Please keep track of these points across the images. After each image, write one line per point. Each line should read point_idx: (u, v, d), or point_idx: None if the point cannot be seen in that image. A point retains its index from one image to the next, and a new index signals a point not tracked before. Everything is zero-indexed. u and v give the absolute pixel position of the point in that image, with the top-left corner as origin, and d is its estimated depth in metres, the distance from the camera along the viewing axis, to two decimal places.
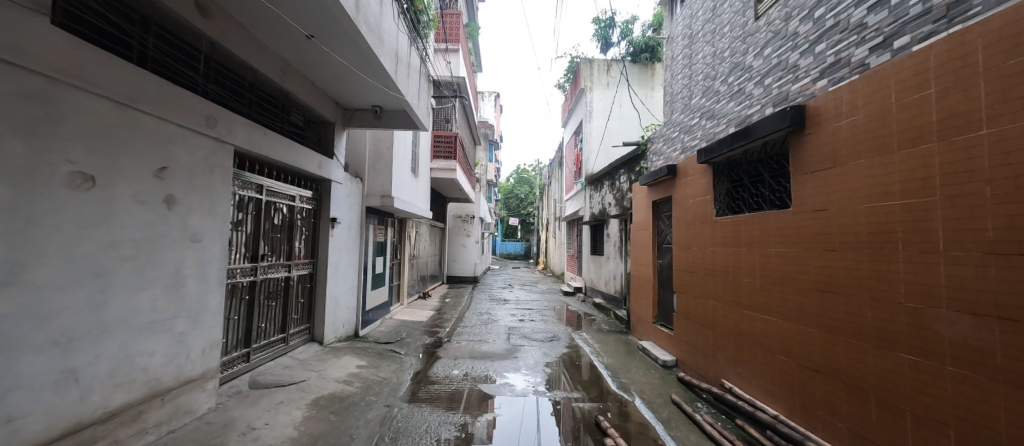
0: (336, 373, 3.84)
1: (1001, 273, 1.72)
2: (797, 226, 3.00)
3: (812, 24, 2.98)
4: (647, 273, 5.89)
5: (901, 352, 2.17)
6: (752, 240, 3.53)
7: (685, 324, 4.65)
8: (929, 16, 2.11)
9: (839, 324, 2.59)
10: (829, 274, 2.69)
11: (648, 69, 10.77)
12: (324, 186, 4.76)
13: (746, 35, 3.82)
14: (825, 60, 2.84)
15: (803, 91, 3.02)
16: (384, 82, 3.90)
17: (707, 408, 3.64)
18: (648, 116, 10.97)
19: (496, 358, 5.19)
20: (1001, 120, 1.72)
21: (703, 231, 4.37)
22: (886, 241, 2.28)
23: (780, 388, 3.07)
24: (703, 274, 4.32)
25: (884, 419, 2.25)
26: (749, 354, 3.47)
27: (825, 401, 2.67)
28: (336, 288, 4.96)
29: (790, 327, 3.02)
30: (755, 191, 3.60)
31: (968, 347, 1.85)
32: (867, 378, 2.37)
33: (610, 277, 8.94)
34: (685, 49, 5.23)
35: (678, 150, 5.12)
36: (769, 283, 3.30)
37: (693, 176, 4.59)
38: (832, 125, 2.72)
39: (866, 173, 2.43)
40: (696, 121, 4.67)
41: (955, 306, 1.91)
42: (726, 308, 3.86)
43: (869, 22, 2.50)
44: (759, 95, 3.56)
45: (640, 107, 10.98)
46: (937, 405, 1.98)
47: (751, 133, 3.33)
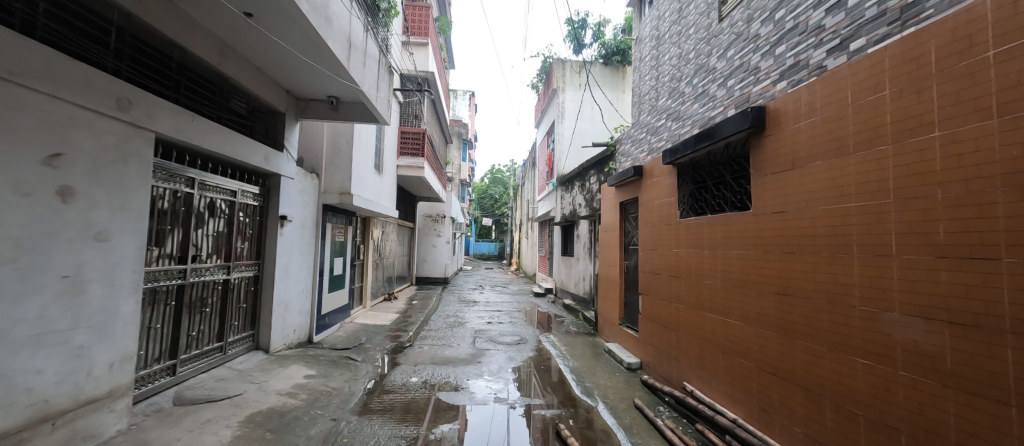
0: (279, 386, 3.55)
1: (952, 277, 1.71)
2: (757, 228, 2.99)
3: (772, 26, 2.99)
4: (614, 274, 5.86)
5: (855, 356, 2.17)
6: (713, 242, 3.52)
7: (650, 326, 4.62)
8: (884, 18, 2.13)
9: (796, 327, 2.59)
10: (787, 276, 2.68)
11: (620, 71, 10.90)
12: (272, 181, 4.44)
13: (710, 36, 3.82)
14: (785, 62, 2.84)
15: (764, 93, 3.02)
16: (334, 70, 3.68)
17: (669, 413, 3.61)
18: (619, 118, 11.13)
19: (459, 363, 5.00)
20: (954, 122, 1.72)
21: (667, 233, 4.36)
22: (842, 243, 2.28)
23: (739, 393, 3.06)
24: (667, 276, 4.30)
25: (838, 424, 2.25)
26: (710, 358, 3.46)
27: (782, 405, 2.66)
28: (286, 291, 4.63)
29: (749, 330, 3.01)
30: (717, 193, 3.59)
31: (919, 352, 1.85)
32: (823, 383, 2.36)
33: (580, 278, 8.94)
34: (652, 50, 5.22)
35: (645, 151, 5.11)
36: (729, 285, 3.28)
37: (659, 176, 4.57)
38: (790, 128, 2.72)
39: (823, 176, 2.43)
40: (662, 122, 4.66)
41: (906, 310, 1.90)
42: (688, 310, 3.84)
43: (826, 23, 2.51)
44: (722, 96, 3.55)
45: (611, 110, 11.11)
46: (889, 410, 1.97)
47: (715, 134, 3.30)
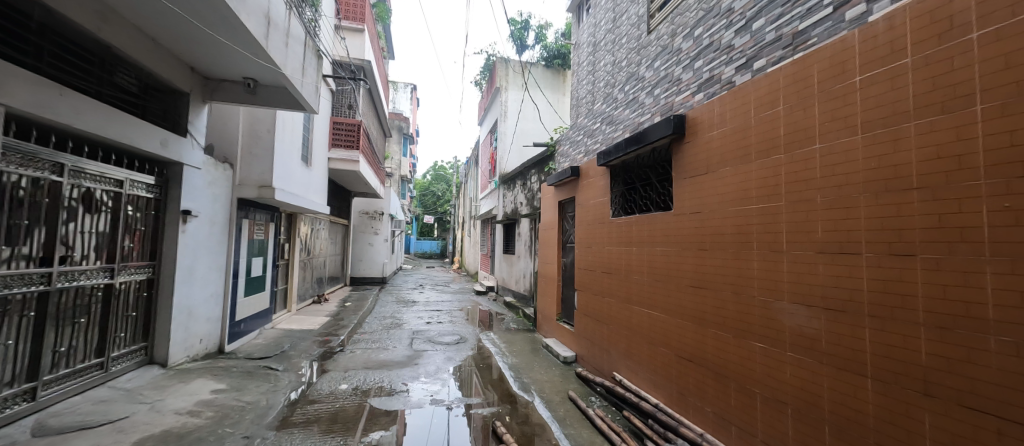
0: (179, 404, 3.12)
1: (828, 270, 2.01)
2: (678, 227, 3.25)
3: (692, 42, 3.27)
4: (552, 271, 6.03)
5: (755, 340, 2.45)
6: (641, 240, 3.77)
7: (585, 320, 4.83)
8: (780, 42, 2.44)
9: (708, 316, 2.86)
10: (702, 271, 2.95)
11: (560, 75, 11.27)
12: (172, 171, 3.88)
13: (640, 47, 4.08)
14: (702, 76, 3.12)
15: (684, 103, 3.29)
16: (252, 50, 3.34)
17: (600, 402, 3.81)
18: (558, 120, 11.52)
19: (394, 366, 4.80)
20: (830, 137, 2.02)
21: (601, 230, 4.58)
22: (745, 241, 2.56)
23: (661, 379, 3.31)
24: (600, 272, 4.52)
25: (740, 402, 2.53)
26: (636, 348, 3.70)
27: (696, 387, 2.93)
28: (190, 296, 4.07)
29: (669, 321, 3.28)
30: (645, 194, 3.84)
31: (802, 335, 2.15)
32: (728, 365, 2.64)
33: (520, 276, 9.11)
34: (589, 55, 5.44)
35: (581, 153, 5.32)
36: (654, 280, 3.53)
37: (594, 177, 4.78)
38: (705, 135, 2.99)
39: (731, 180, 2.71)
40: (597, 125, 4.88)
41: (794, 298, 2.20)
42: (619, 304, 4.08)
43: (735, 43, 2.80)
44: (650, 104, 3.80)
45: (551, 111, 11.47)
46: (779, 387, 2.27)
47: (644, 139, 3.53)
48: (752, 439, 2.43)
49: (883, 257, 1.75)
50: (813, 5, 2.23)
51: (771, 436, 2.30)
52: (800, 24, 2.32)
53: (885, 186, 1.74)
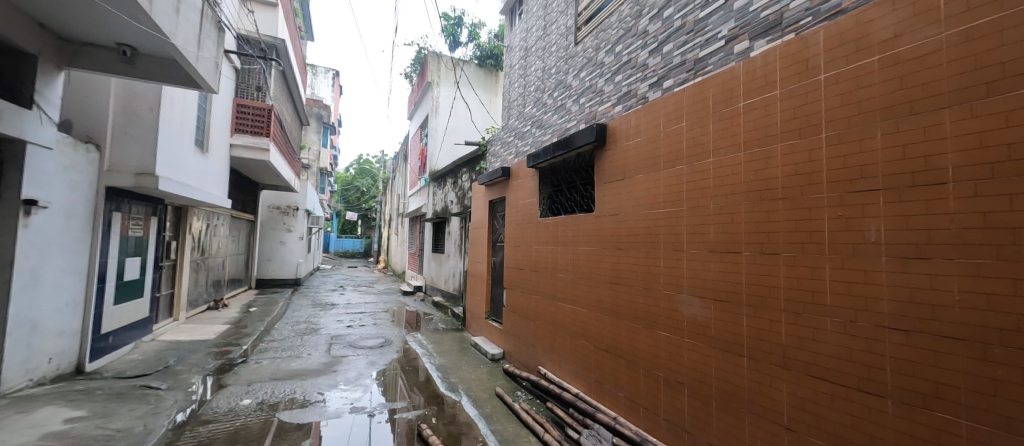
0: (16, 440, 2.49)
1: (718, 266, 2.37)
2: (598, 227, 3.50)
3: (613, 57, 3.53)
4: (482, 270, 6.07)
5: (660, 330, 2.77)
6: (566, 239, 3.97)
7: (513, 317, 4.95)
8: (684, 66, 2.78)
9: (622, 310, 3.14)
10: (617, 268, 3.23)
11: (493, 75, 11.42)
12: (10, 150, 3.09)
13: (567, 57, 4.30)
14: (621, 90, 3.39)
15: (606, 113, 3.55)
16: (124, 9, 2.79)
17: (525, 396, 3.94)
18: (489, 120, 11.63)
19: (308, 375, 4.40)
20: (721, 153, 2.41)
21: (529, 230, 4.73)
22: (653, 241, 2.88)
23: (580, 371, 3.55)
24: (528, 270, 4.67)
25: (647, 386, 2.84)
26: (560, 342, 3.91)
27: (611, 375, 3.19)
28: (35, 305, 3.28)
29: (589, 315, 3.52)
30: (570, 196, 4.06)
31: (696, 323, 2.50)
32: (638, 353, 2.94)
33: (449, 275, 9.00)
34: (520, 60, 5.58)
35: (512, 154, 5.44)
36: (576, 277, 3.76)
37: (523, 178, 4.92)
38: (623, 144, 3.27)
39: (643, 186, 3.01)
40: (528, 128, 5.03)
41: (691, 291, 2.55)
42: (545, 300, 4.27)
43: (649, 63, 3.11)
44: (576, 111, 4.02)
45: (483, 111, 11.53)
46: (677, 369, 2.61)
47: (570, 144, 3.73)
48: (656, 418, 2.74)
49: (757, 255, 2.16)
50: (710, 37, 2.60)
51: (671, 414, 2.63)
52: (699, 52, 2.67)
53: (760, 195, 2.16)
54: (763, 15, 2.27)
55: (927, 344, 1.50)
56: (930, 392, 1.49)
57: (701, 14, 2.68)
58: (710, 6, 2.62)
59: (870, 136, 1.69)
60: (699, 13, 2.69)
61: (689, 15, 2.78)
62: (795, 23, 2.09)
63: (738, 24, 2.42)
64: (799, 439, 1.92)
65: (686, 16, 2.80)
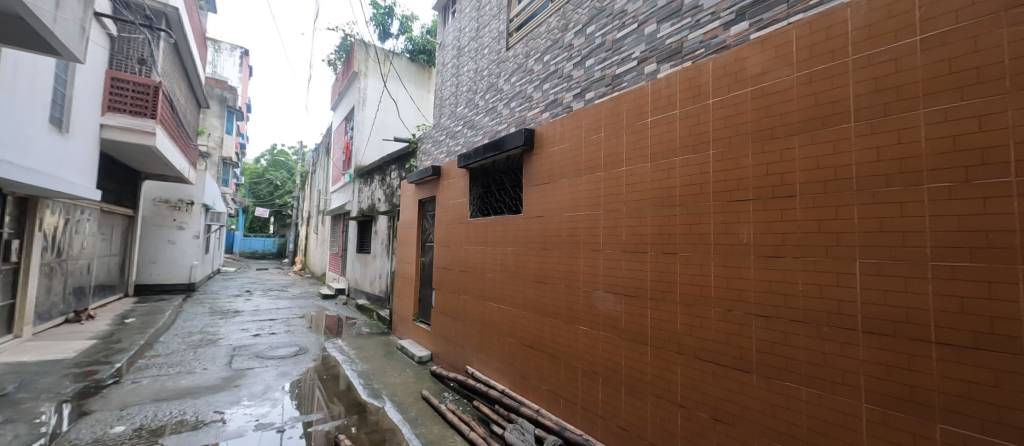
0: None
1: (629, 264, 2.63)
2: (525, 228, 3.63)
3: (542, 65, 3.69)
4: (410, 271, 5.90)
5: (579, 324, 2.97)
6: (495, 239, 4.05)
7: (441, 318, 4.90)
8: (603, 81, 3.02)
9: (546, 307, 3.29)
10: (542, 268, 3.38)
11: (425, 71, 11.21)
12: None
13: (499, 61, 4.38)
14: (548, 97, 3.56)
15: (534, 118, 3.70)
16: None
17: (452, 396, 3.93)
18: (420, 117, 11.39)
19: (202, 393, 3.86)
20: (632, 162, 2.66)
21: (459, 230, 4.72)
22: (574, 242, 3.08)
23: (507, 367, 3.66)
24: (458, 270, 4.66)
25: (568, 377, 3.03)
26: (488, 341, 3.97)
27: (535, 370, 3.34)
28: None
29: (515, 313, 3.64)
30: (499, 198, 4.15)
31: (610, 316, 2.74)
32: (559, 348, 3.12)
33: (375, 276, 8.57)
34: (453, 59, 5.54)
35: (443, 153, 5.37)
36: (504, 277, 3.85)
37: (454, 178, 4.89)
38: (549, 150, 3.44)
39: (567, 190, 3.19)
40: (459, 128, 5.01)
41: (606, 288, 2.78)
42: (474, 300, 4.29)
43: (573, 74, 3.32)
44: (507, 115, 4.12)
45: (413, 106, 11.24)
46: (594, 360, 2.83)
47: (501, 146, 3.82)
48: (575, 406, 2.94)
49: (659, 255, 2.43)
50: (626, 57, 2.86)
51: (587, 401, 2.84)
52: (617, 69, 2.92)
53: (662, 202, 2.44)
54: (668, 43, 2.56)
55: (780, 326, 1.84)
56: (781, 365, 1.83)
57: (618, 35, 2.94)
58: (626, 29, 2.89)
59: (744, 155, 2.03)
60: (617, 33, 2.96)
61: (608, 34, 3.03)
62: (692, 52, 2.40)
63: (648, 47, 2.70)
64: (690, 415, 2.21)
65: (605, 35, 3.05)
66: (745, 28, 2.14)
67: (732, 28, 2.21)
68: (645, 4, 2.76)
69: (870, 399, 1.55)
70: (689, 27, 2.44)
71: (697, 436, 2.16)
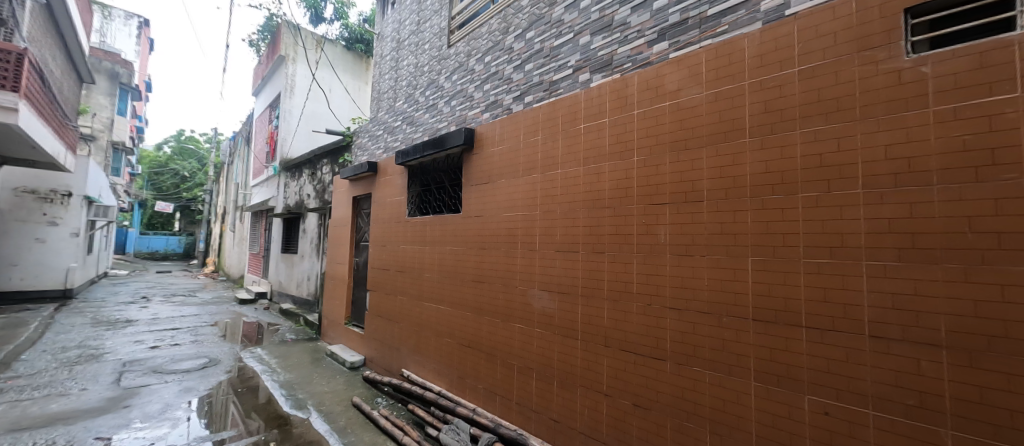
0: None
1: (564, 263, 2.74)
2: (464, 228, 3.62)
3: (483, 66, 3.70)
4: (342, 272, 5.57)
5: (515, 322, 3.04)
6: (433, 239, 3.97)
7: (376, 321, 4.69)
8: (541, 86, 3.12)
9: (483, 306, 3.32)
10: (481, 267, 3.40)
11: (361, 62, 10.68)
12: None
13: (440, 57, 4.32)
14: (489, 98, 3.59)
15: (475, 118, 3.70)
16: None
17: (386, 402, 3.79)
18: (356, 110, 10.80)
19: (79, 418, 3.28)
20: (567, 166, 2.79)
21: (397, 229, 4.56)
22: (512, 241, 3.15)
23: (444, 368, 3.62)
24: (394, 270, 4.50)
25: (503, 375, 3.08)
26: (425, 342, 3.90)
27: (472, 369, 3.35)
28: None
29: (453, 313, 3.61)
30: (438, 196, 4.09)
31: (545, 313, 2.84)
32: (496, 346, 3.17)
33: (302, 278, 7.95)
34: (392, 52, 5.34)
35: (380, 148, 5.14)
36: (442, 277, 3.80)
37: (392, 175, 4.72)
38: (489, 150, 3.47)
39: (506, 190, 3.25)
40: (398, 123, 4.84)
41: (541, 286, 2.88)
42: (411, 301, 4.17)
43: (513, 77, 3.38)
44: (447, 113, 4.07)
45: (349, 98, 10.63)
46: (529, 356, 2.92)
47: (440, 144, 3.77)
48: (510, 402, 3.01)
49: (589, 254, 2.58)
50: (562, 64, 2.98)
51: (522, 396, 2.93)
52: (554, 75, 3.03)
53: (592, 204, 2.59)
54: (600, 54, 2.72)
55: (690, 318, 2.06)
56: (690, 352, 2.05)
57: (556, 42, 3.06)
58: (563, 37, 3.01)
59: (662, 163, 2.23)
60: (554, 41, 3.08)
61: (546, 41, 3.13)
62: (621, 65, 2.57)
63: (582, 57, 2.84)
64: (614, 403, 2.37)
65: (544, 41, 3.16)
66: (665, 47, 2.34)
67: (655, 46, 2.40)
68: (580, 16, 2.90)
69: (758, 377, 1.79)
70: (619, 42, 2.62)
71: (620, 422, 2.33)
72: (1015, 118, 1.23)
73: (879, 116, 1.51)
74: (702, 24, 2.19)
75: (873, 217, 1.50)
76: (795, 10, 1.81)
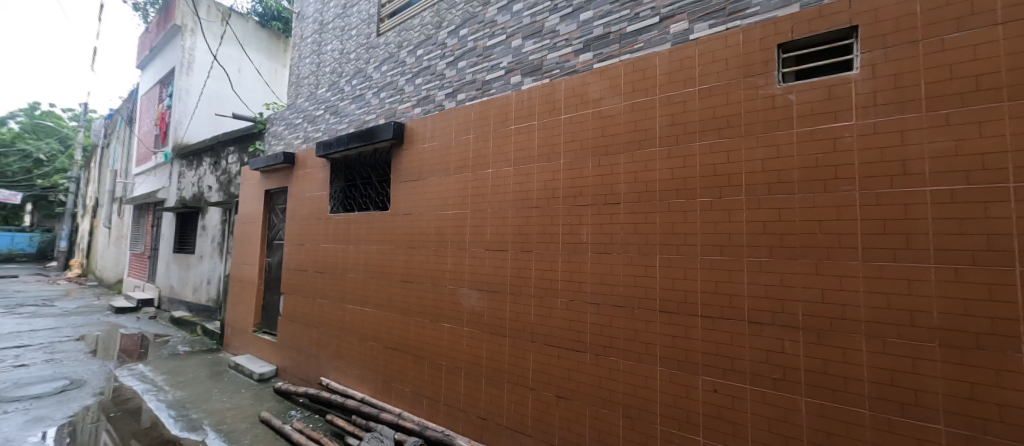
0: None
1: (493, 262, 2.77)
2: (392, 226, 3.47)
3: (415, 59, 3.59)
4: (252, 274, 4.99)
5: (444, 322, 3.00)
6: (358, 237, 3.75)
7: (292, 327, 4.30)
8: (473, 85, 3.12)
9: (411, 307, 3.22)
10: (410, 267, 3.29)
11: (277, 42, 9.73)
12: None
13: (368, 46, 4.09)
14: (420, 93, 3.49)
15: (405, 112, 3.56)
16: None
17: (301, 414, 3.49)
18: (270, 94, 9.79)
19: None
20: (497, 166, 2.82)
21: (317, 226, 4.22)
22: (441, 240, 3.09)
23: (368, 373, 3.44)
24: (314, 271, 4.15)
25: (431, 376, 3.02)
26: (347, 347, 3.67)
27: (400, 372, 3.23)
28: None
29: (379, 315, 3.44)
30: (364, 192, 3.87)
31: (474, 312, 2.84)
32: (424, 347, 3.09)
33: (201, 282, 6.96)
34: (314, 34, 4.93)
35: (299, 138, 4.71)
36: (368, 277, 3.60)
37: (312, 168, 4.35)
38: (419, 146, 3.37)
39: (436, 188, 3.18)
40: (320, 112, 4.48)
41: (471, 285, 2.87)
42: (332, 304, 3.89)
43: (446, 73, 3.32)
44: (375, 105, 3.87)
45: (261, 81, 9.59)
46: (457, 356, 2.89)
47: (367, 137, 3.56)
48: (437, 404, 2.96)
49: (518, 252, 2.64)
50: (494, 65, 3.01)
51: (450, 397, 2.90)
52: (486, 75, 3.05)
53: (521, 204, 2.65)
54: (531, 58, 2.80)
55: (607, 311, 2.21)
56: (607, 343, 2.20)
57: (488, 43, 3.08)
58: (495, 38, 3.04)
59: (585, 167, 2.37)
60: (486, 41, 3.09)
61: (479, 40, 3.14)
62: (550, 71, 2.67)
63: (514, 60, 2.90)
64: (538, 396, 2.46)
65: (476, 41, 3.15)
66: (590, 57, 2.48)
67: (581, 56, 2.54)
68: (512, 19, 2.96)
69: (663, 363, 1.98)
70: (548, 48, 2.71)
71: (544, 414, 2.42)
72: (851, 141, 1.53)
73: (758, 134, 1.77)
74: (622, 40, 2.36)
75: (752, 220, 1.75)
76: (697, 36, 2.05)
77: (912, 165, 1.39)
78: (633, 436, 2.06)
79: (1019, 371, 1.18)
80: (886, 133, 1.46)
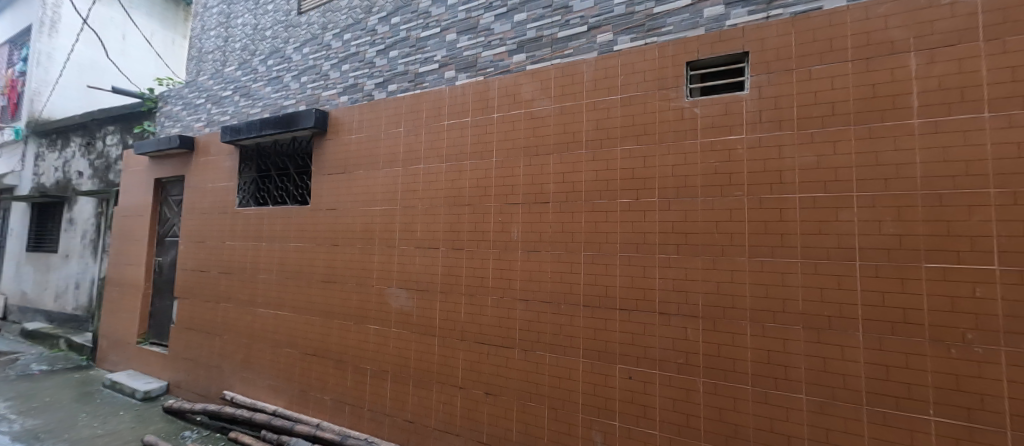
0: None
1: (423, 260, 2.69)
2: (313, 222, 3.21)
3: (341, 43, 3.35)
4: (138, 275, 4.28)
5: (370, 324, 2.85)
6: (273, 234, 3.40)
7: (189, 336, 3.77)
8: (406, 76, 2.99)
9: (334, 309, 3.01)
10: (332, 266, 3.07)
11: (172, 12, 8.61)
12: None
13: (288, 24, 3.73)
14: (347, 80, 3.27)
15: (330, 100, 3.31)
16: None
17: (198, 435, 3.08)
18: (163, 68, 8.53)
19: None
20: (429, 162, 2.75)
21: (222, 221, 3.74)
22: (368, 238, 2.93)
23: (283, 383, 3.15)
24: (217, 272, 3.68)
25: (354, 382, 2.85)
26: (258, 355, 3.31)
27: (319, 380, 3.00)
28: None
29: (297, 319, 3.16)
30: (281, 184, 3.52)
31: (402, 313, 2.74)
32: (347, 351, 2.91)
33: (68, 286, 5.79)
34: (222, 5, 4.37)
35: (201, 120, 4.14)
36: (283, 278, 3.29)
37: (217, 155, 3.85)
38: (345, 137, 3.16)
39: (364, 182, 3.01)
40: (228, 93, 3.99)
41: (399, 284, 2.76)
42: (240, 308, 3.49)
43: (376, 62, 3.15)
44: (295, 89, 3.54)
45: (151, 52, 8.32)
46: (383, 360, 2.77)
47: (284, 124, 3.25)
48: (361, 410, 2.80)
49: (449, 250, 2.60)
50: (427, 57, 2.92)
51: (375, 402, 2.76)
52: (419, 68, 2.95)
53: (453, 202, 2.62)
54: (465, 55, 2.77)
55: (534, 307, 2.27)
56: (534, 338, 2.26)
57: (422, 34, 2.98)
58: (429, 30, 2.95)
59: (516, 166, 2.41)
60: (420, 32, 3.00)
61: (412, 31, 3.03)
62: (484, 69, 2.66)
63: (448, 54, 2.84)
64: (467, 394, 2.45)
65: (409, 31, 3.04)
66: (523, 58, 2.52)
67: (515, 56, 2.57)
68: (446, 13, 2.90)
69: (585, 355, 2.09)
70: (482, 46, 2.70)
71: (472, 412, 2.42)
72: (741, 152, 1.74)
73: (668, 142, 1.94)
74: (553, 44, 2.43)
75: (663, 221, 1.92)
76: (620, 48, 2.18)
77: (787, 175, 1.63)
78: (556, 426, 2.14)
79: (858, 346, 1.44)
80: (767, 147, 1.68)
